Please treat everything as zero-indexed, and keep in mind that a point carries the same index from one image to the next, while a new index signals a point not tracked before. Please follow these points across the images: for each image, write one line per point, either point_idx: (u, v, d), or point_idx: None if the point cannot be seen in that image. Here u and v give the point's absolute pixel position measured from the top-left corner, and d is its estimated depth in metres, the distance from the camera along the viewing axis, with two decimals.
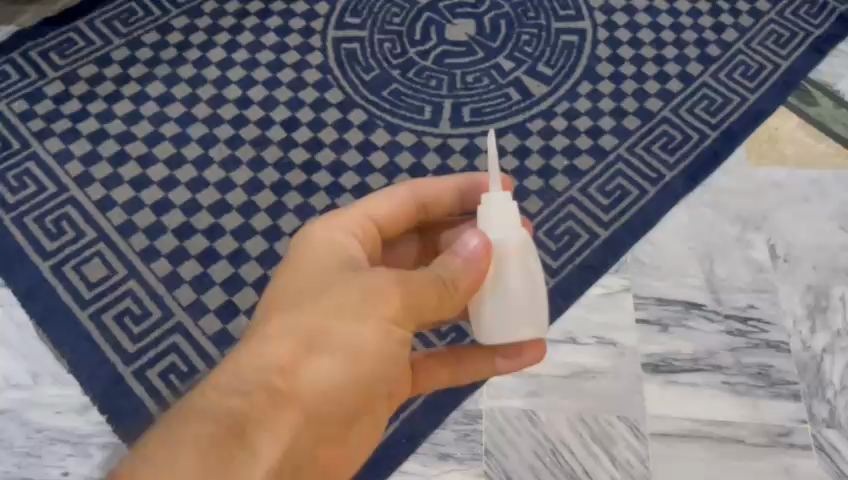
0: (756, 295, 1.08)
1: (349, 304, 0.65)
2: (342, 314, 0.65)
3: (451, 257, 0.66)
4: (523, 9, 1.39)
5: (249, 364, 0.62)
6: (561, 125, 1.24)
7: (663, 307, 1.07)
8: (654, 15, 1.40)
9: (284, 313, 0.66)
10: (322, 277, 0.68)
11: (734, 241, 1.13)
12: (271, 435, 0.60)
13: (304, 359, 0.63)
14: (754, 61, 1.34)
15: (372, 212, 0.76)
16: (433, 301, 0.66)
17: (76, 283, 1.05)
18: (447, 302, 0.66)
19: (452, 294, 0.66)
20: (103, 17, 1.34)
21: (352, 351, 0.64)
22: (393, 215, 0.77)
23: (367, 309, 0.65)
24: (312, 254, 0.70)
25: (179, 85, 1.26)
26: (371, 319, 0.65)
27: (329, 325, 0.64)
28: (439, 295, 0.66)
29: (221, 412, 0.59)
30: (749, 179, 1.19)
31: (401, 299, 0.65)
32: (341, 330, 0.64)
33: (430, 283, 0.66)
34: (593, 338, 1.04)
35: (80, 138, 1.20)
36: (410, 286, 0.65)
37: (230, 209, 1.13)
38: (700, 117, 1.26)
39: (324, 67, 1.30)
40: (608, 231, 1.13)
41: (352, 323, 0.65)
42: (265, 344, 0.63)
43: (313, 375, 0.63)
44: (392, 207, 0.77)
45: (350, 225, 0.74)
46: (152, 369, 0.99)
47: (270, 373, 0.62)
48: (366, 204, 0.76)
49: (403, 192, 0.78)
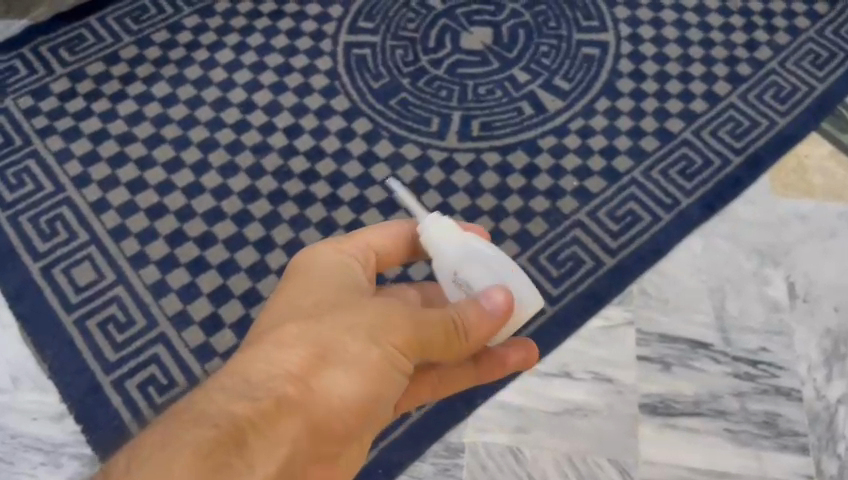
0: (769, 337, 1.01)
1: (363, 323, 0.62)
2: (356, 331, 0.62)
3: (471, 305, 0.69)
4: (544, 18, 1.33)
5: (254, 375, 0.57)
6: (574, 143, 1.19)
7: (667, 344, 1.00)
8: (683, 29, 1.33)
9: (291, 324, 0.62)
10: (330, 299, 0.65)
11: (750, 276, 1.06)
12: (273, 448, 0.54)
13: (311, 373, 0.59)
14: (788, 83, 1.26)
15: (372, 242, 0.74)
16: (441, 341, 0.66)
17: (64, 286, 1.04)
18: (456, 340, 0.66)
19: (462, 333, 0.67)
20: (115, 14, 1.32)
21: (362, 371, 0.61)
22: (393, 247, 0.76)
23: (381, 331, 0.62)
24: (316, 277, 0.68)
25: (184, 86, 1.25)
26: (386, 341, 0.62)
27: (339, 341, 0.61)
28: (449, 332, 0.66)
29: (224, 418, 0.53)
30: (772, 210, 1.12)
31: (417, 327, 0.64)
32: (352, 347, 0.61)
33: (442, 320, 0.66)
34: (589, 373, 0.98)
35: (81, 137, 1.19)
36: (426, 319, 0.65)
37: (224, 217, 1.11)
38: (724, 141, 1.19)
39: (333, 72, 1.26)
40: (615, 259, 1.07)
41: (364, 341, 0.61)
42: (270, 355, 0.59)
43: (319, 390, 0.59)
44: (391, 242, 0.75)
45: (355, 255, 0.72)
46: (131, 379, 0.97)
47: (277, 384, 0.57)
48: (366, 233, 0.74)
49: (402, 228, 0.76)
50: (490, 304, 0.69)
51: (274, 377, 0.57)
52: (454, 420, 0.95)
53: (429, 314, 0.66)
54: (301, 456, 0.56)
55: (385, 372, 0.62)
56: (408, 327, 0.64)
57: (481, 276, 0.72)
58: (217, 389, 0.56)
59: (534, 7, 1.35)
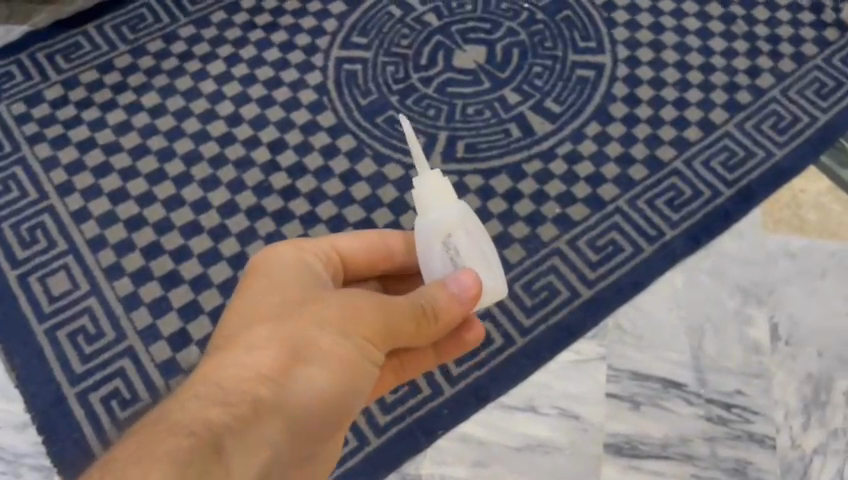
0: (746, 380, 0.97)
1: (329, 318, 0.63)
2: (323, 327, 0.63)
3: (438, 288, 0.67)
4: (540, 38, 1.31)
5: (225, 380, 0.58)
6: (560, 168, 1.16)
7: (639, 382, 0.97)
8: (683, 52, 1.29)
9: (259, 326, 0.62)
10: (295, 295, 0.65)
11: (732, 315, 1.02)
12: (252, 449, 0.55)
13: (282, 372, 0.60)
14: (788, 112, 1.21)
15: (337, 245, 0.73)
16: (410, 329, 0.66)
17: (39, 295, 1.05)
18: (423, 328, 0.67)
19: (429, 320, 0.67)
20: (112, 22, 1.33)
21: (335, 366, 0.62)
22: (360, 248, 0.75)
23: (348, 324, 0.63)
24: (278, 274, 0.67)
25: (174, 97, 1.25)
26: (353, 334, 0.63)
27: (309, 339, 0.62)
28: (417, 320, 0.66)
29: (201, 423, 0.53)
30: (761, 245, 1.08)
31: (383, 318, 0.65)
32: (320, 342, 0.62)
33: (408, 307, 0.66)
34: (554, 409, 0.96)
35: (69, 145, 1.20)
36: (393, 307, 0.65)
37: (201, 231, 1.11)
38: (716, 171, 1.15)
39: (322, 87, 1.26)
40: (592, 291, 1.05)
41: (332, 336, 0.63)
42: (241, 359, 0.59)
43: (296, 387, 0.60)
44: (355, 249, 0.74)
45: (318, 254, 0.71)
46: (95, 392, 0.98)
47: (250, 388, 0.58)
48: (330, 238, 0.73)
49: (369, 234, 0.75)
50: (458, 286, 0.67)
51: (246, 382, 0.58)
52: (412, 450, 0.94)
53: (394, 302, 0.66)
54: (277, 451, 0.58)
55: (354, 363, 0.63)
56: (375, 319, 0.64)
57: (471, 242, 0.70)
58: (192, 397, 0.55)
59: (531, 25, 1.32)
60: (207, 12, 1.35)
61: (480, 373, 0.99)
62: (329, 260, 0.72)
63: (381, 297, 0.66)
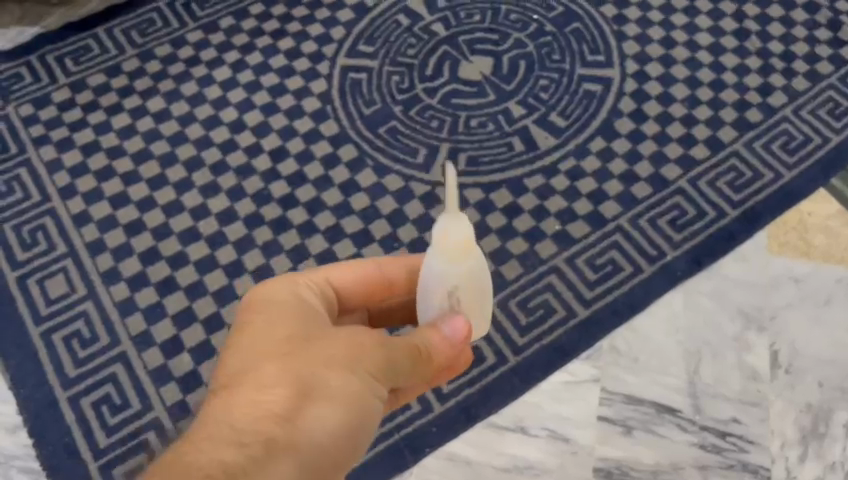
0: (743, 408, 0.95)
1: (335, 354, 0.60)
2: (329, 363, 0.59)
3: (432, 331, 0.67)
4: (548, 50, 1.29)
5: (234, 422, 0.55)
6: (562, 184, 1.14)
7: (632, 406, 0.96)
8: (694, 68, 1.27)
9: (265, 363, 0.59)
10: (297, 328, 0.62)
11: (731, 340, 1.00)
12: None
13: (292, 411, 0.56)
14: (800, 132, 1.18)
15: (332, 278, 0.70)
16: (408, 364, 0.63)
17: (36, 298, 1.06)
18: (422, 365, 0.65)
19: (425, 360, 0.65)
20: (122, 25, 1.34)
21: (347, 402, 0.59)
22: (357, 280, 0.71)
23: (354, 359, 0.60)
24: (277, 306, 0.63)
25: (179, 102, 1.25)
26: (360, 370, 0.60)
27: (318, 376, 0.59)
28: (415, 358, 0.64)
29: (214, 467, 0.51)
30: (763, 269, 1.05)
31: (388, 354, 0.62)
32: (328, 379, 0.59)
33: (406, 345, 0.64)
34: (544, 430, 0.95)
35: (74, 148, 1.21)
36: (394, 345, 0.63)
37: (199, 238, 1.11)
38: (721, 192, 1.13)
39: (326, 96, 1.25)
40: (588, 311, 1.03)
41: (339, 373, 0.59)
42: (248, 400, 0.56)
43: (309, 427, 0.57)
44: (351, 281, 0.71)
45: (314, 286, 0.68)
46: (86, 397, 0.98)
47: (259, 429, 0.55)
48: (326, 271, 0.70)
49: (367, 267, 0.72)
50: (451, 332, 0.67)
51: (256, 423, 0.55)
52: (398, 468, 0.93)
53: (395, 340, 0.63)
54: None
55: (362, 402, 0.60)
56: (380, 355, 0.61)
57: (473, 295, 0.68)
58: (204, 440, 0.53)
59: (539, 37, 1.31)
60: (216, 17, 1.35)
61: (471, 391, 0.97)
62: (325, 294, 0.69)
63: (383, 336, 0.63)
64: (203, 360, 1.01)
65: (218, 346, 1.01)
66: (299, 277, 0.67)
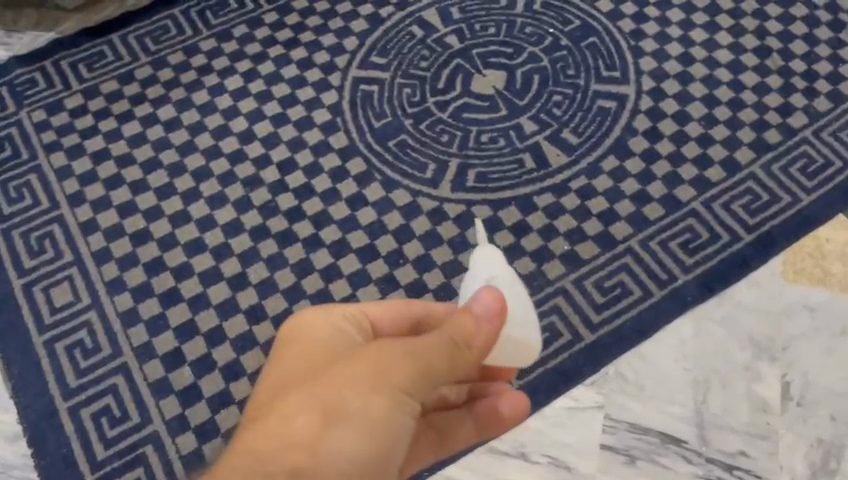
0: (751, 441, 0.92)
1: (359, 372, 0.59)
2: (352, 383, 0.59)
3: (464, 314, 0.63)
4: (563, 65, 1.27)
5: (261, 452, 0.56)
6: (572, 203, 1.12)
7: (636, 435, 0.94)
8: (712, 86, 1.24)
9: (292, 392, 0.60)
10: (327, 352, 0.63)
11: (741, 370, 0.97)
12: None
13: (314, 435, 0.57)
14: (820, 155, 1.15)
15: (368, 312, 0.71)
16: (444, 366, 0.62)
17: (41, 306, 1.06)
18: (460, 363, 0.62)
19: (460, 353, 0.62)
20: (136, 32, 1.34)
21: (371, 421, 0.59)
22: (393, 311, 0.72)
23: (378, 375, 0.59)
24: (310, 337, 0.66)
25: (189, 111, 1.25)
26: (385, 385, 0.59)
27: (340, 397, 0.59)
28: (451, 356, 0.62)
29: None
30: (777, 297, 1.02)
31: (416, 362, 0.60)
32: (353, 399, 0.59)
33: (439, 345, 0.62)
34: (545, 457, 0.93)
35: (84, 155, 1.21)
36: (422, 349, 0.61)
37: (205, 249, 1.10)
38: (736, 215, 1.10)
39: (337, 107, 1.24)
40: (595, 335, 1.01)
41: (363, 392, 0.59)
42: (275, 427, 0.58)
43: (332, 452, 0.57)
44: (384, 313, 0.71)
45: (348, 317, 0.69)
46: (87, 408, 0.98)
47: (282, 456, 0.56)
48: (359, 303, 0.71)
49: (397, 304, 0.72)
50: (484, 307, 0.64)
51: (279, 451, 0.56)
52: None
53: (424, 342, 0.61)
54: None
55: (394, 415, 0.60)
56: (406, 365, 0.60)
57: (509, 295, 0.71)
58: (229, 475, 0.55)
59: (554, 52, 1.29)
60: (230, 25, 1.35)
61: None
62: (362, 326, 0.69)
63: (409, 343, 0.61)
64: (203, 374, 1.00)
65: (218, 360, 1.01)
66: (335, 309, 0.69)
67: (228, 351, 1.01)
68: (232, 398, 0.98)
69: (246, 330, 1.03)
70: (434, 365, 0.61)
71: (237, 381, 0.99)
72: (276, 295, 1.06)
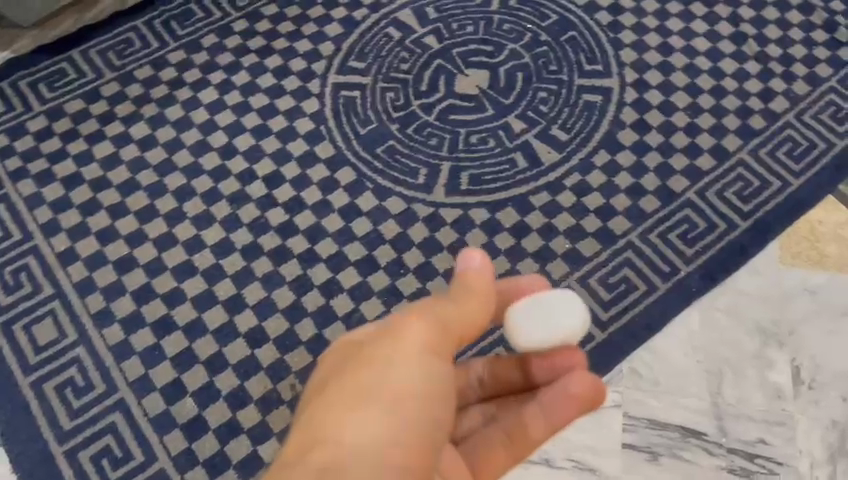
0: (767, 428, 0.93)
1: (380, 350, 0.60)
2: (376, 362, 0.59)
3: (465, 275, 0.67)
4: (545, 61, 1.26)
5: (301, 452, 0.55)
6: (568, 200, 1.11)
7: (657, 431, 0.93)
8: (694, 74, 1.24)
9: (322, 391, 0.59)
10: (346, 345, 0.62)
11: (751, 357, 0.98)
12: None
13: (347, 419, 0.56)
14: (804, 138, 1.17)
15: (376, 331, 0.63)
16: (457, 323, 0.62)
17: (24, 345, 1.00)
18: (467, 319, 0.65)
19: (468, 306, 0.65)
20: (98, 47, 1.28)
21: (401, 392, 0.58)
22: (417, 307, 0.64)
23: (396, 346, 0.60)
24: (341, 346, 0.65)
25: (164, 127, 1.20)
26: (407, 355, 0.60)
27: (366, 379, 0.58)
28: (457, 314, 0.64)
29: None
30: (778, 281, 1.04)
31: (429, 322, 0.62)
32: (379, 376, 0.59)
33: (445, 306, 0.64)
34: (569, 461, 0.92)
35: (55, 181, 1.14)
36: (430, 310, 0.63)
37: (195, 272, 1.05)
38: (731, 203, 1.11)
39: (319, 116, 1.21)
40: (605, 333, 1.00)
41: (387, 366, 0.59)
42: (307, 424, 0.57)
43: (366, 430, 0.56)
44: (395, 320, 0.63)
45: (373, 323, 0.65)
46: (84, 451, 0.93)
47: (317, 450, 0.55)
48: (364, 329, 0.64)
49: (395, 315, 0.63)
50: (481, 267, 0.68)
51: (312, 445, 0.55)
52: None
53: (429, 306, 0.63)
54: None
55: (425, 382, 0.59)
56: (425, 331, 0.61)
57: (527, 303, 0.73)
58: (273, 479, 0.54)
59: (535, 48, 1.27)
60: (198, 36, 1.30)
61: None
62: None
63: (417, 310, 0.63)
64: (207, 404, 0.95)
65: (222, 388, 0.96)
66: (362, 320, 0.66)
67: (230, 377, 0.97)
68: (240, 427, 0.94)
69: (249, 354, 0.99)
70: (449, 321, 0.63)
71: (245, 409, 0.95)
72: (277, 315, 1.02)
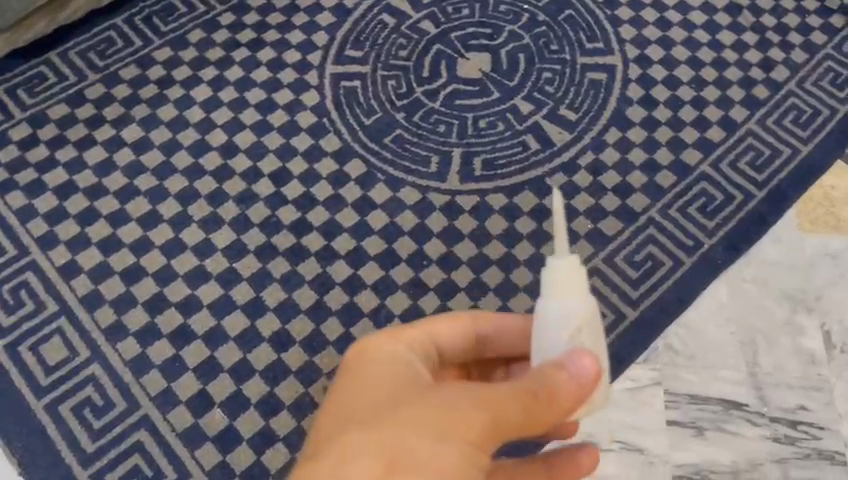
0: (806, 394, 0.94)
1: (429, 415, 0.50)
2: (421, 429, 0.49)
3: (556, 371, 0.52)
4: (545, 41, 1.24)
5: None
6: (585, 180, 1.10)
7: (699, 406, 0.93)
8: (693, 48, 1.24)
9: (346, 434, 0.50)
10: (395, 382, 0.54)
11: (782, 325, 0.98)
12: None
13: None
14: (808, 105, 1.17)
15: (432, 337, 0.61)
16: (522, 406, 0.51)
17: (32, 366, 0.94)
18: (539, 418, 0.52)
19: (543, 409, 0.52)
20: (77, 48, 1.20)
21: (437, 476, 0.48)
22: (500, 337, 0.64)
23: (449, 424, 0.49)
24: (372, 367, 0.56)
25: (158, 129, 1.14)
26: (457, 436, 0.49)
27: (401, 445, 0.49)
28: (531, 410, 0.51)
29: None
30: (799, 248, 1.04)
31: (494, 411, 0.50)
32: (419, 448, 0.49)
33: (518, 385, 0.51)
34: (616, 443, 0.91)
35: (46, 191, 1.08)
36: (499, 398, 0.51)
37: (209, 277, 1.01)
38: (745, 174, 1.11)
39: (320, 108, 1.16)
40: (638, 311, 1.00)
41: (430, 440, 0.49)
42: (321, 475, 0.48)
43: None
44: (453, 332, 0.63)
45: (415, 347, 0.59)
46: (111, 472, 0.88)
47: None
48: (425, 328, 0.61)
49: (461, 319, 0.63)
50: (579, 371, 0.53)
51: None
52: None
53: (500, 392, 0.51)
54: None
55: (464, 479, 0.49)
56: (474, 414, 0.50)
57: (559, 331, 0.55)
58: None
59: (534, 28, 1.25)
60: (184, 31, 1.23)
61: None
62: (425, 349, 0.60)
63: (482, 394, 0.51)
64: (238, 413, 0.92)
65: (251, 396, 0.93)
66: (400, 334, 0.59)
67: (259, 384, 0.93)
68: (276, 435, 0.90)
69: (275, 359, 0.95)
70: (505, 403, 0.51)
71: (277, 415, 0.91)
72: (301, 316, 0.98)
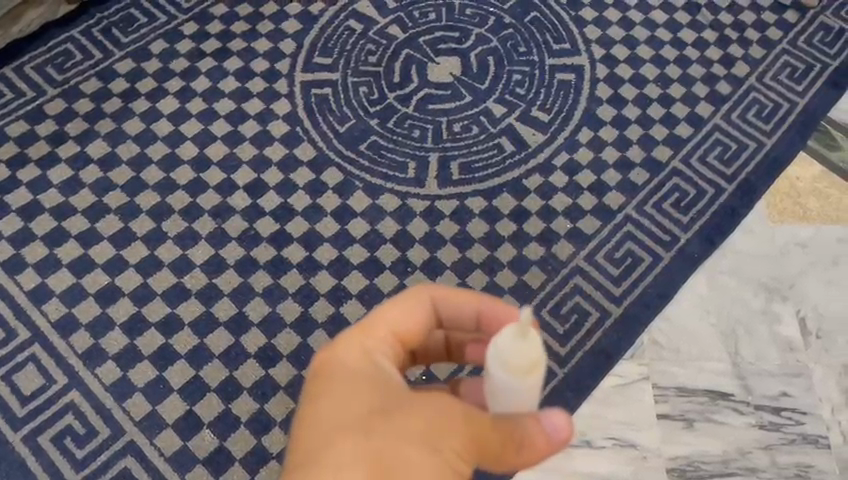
0: (788, 380, 0.97)
1: (410, 427, 0.53)
2: (413, 439, 0.52)
3: (532, 421, 0.57)
4: (513, 43, 1.23)
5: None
6: (561, 180, 1.11)
7: (686, 398, 0.96)
8: (657, 47, 1.24)
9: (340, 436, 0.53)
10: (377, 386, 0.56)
11: (759, 314, 1.01)
12: None
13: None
14: (768, 99, 1.19)
15: (405, 325, 0.61)
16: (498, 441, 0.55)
17: (8, 397, 0.92)
18: (508, 457, 0.56)
19: (516, 447, 0.56)
20: (33, 63, 1.16)
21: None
22: (460, 317, 0.64)
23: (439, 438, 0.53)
24: (355, 363, 0.57)
25: (125, 143, 1.10)
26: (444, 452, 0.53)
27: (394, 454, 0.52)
28: (506, 446, 0.55)
29: None
30: (770, 238, 1.07)
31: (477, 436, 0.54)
32: (409, 458, 0.52)
33: (494, 423, 0.55)
34: (610, 440, 0.93)
35: (9, 212, 1.04)
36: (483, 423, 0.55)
37: (189, 295, 0.99)
38: (714, 168, 1.13)
39: (292, 117, 1.14)
40: (622, 308, 1.01)
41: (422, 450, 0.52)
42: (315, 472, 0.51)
43: None
44: (419, 313, 0.62)
45: (390, 341, 0.60)
46: None
47: None
48: (396, 317, 0.61)
49: (426, 300, 0.63)
50: (555, 429, 0.57)
51: None
52: None
53: (487, 419, 0.55)
54: None
55: None
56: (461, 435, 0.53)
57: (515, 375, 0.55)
58: None
59: (501, 31, 1.24)
60: (145, 41, 1.19)
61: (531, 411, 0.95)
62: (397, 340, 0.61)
63: (468, 412, 0.55)
64: (228, 433, 0.91)
65: (241, 414, 0.92)
66: (374, 325, 0.60)
67: (247, 402, 0.93)
68: (269, 452, 0.90)
69: (262, 375, 0.94)
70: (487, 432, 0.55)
71: (269, 433, 0.91)
72: (286, 330, 0.97)
